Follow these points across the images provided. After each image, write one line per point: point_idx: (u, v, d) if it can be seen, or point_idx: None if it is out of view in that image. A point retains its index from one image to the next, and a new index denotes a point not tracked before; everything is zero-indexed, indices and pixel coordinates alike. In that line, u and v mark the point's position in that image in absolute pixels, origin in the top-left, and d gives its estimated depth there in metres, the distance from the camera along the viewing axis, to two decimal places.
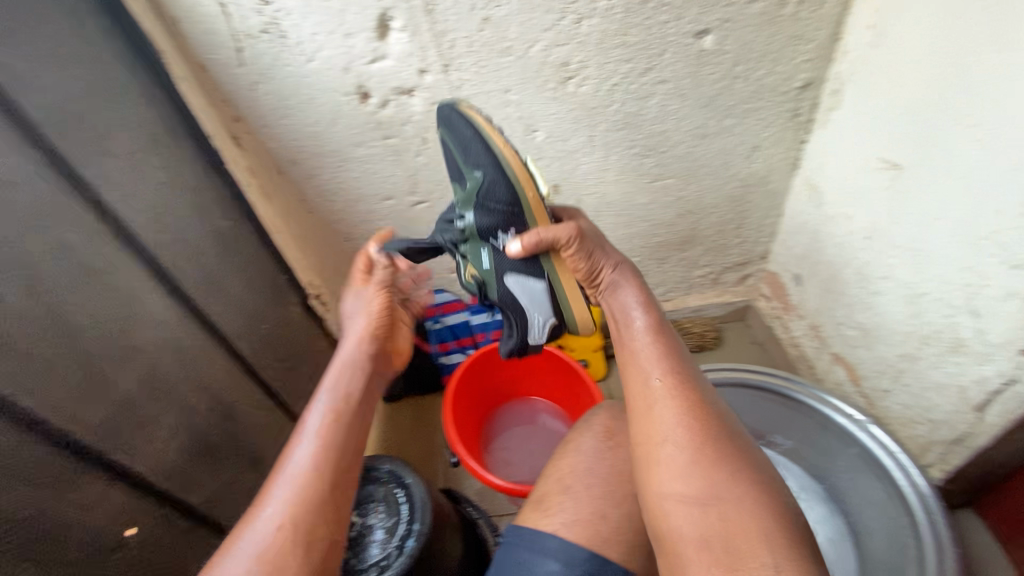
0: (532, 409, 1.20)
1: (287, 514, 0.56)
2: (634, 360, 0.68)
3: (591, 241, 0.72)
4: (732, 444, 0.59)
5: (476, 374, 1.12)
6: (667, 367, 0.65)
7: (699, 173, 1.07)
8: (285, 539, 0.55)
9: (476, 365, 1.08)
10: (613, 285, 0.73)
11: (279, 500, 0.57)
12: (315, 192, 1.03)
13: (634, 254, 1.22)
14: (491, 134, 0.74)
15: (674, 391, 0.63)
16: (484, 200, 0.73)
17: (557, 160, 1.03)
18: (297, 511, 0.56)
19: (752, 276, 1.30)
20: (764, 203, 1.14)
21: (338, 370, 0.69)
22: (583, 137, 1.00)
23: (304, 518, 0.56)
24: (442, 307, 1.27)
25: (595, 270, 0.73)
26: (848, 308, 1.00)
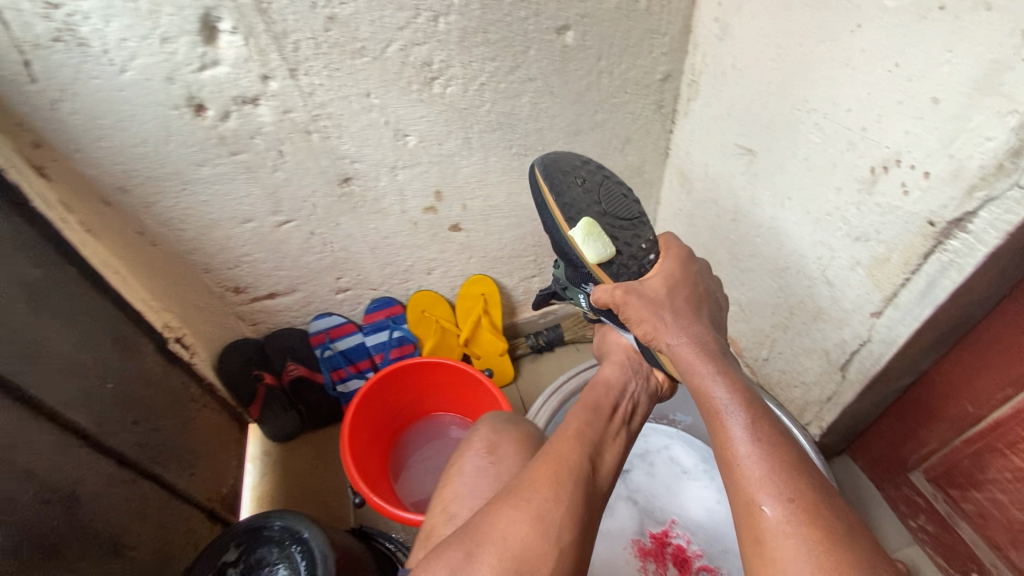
0: (441, 424, 1.14)
1: (521, 527, 0.50)
2: (770, 427, 0.55)
3: (641, 305, 0.70)
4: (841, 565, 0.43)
5: (375, 399, 1.03)
6: (779, 481, 0.50)
7: None
8: (509, 547, 0.49)
9: (373, 393, 1.00)
10: (688, 370, 0.65)
11: (512, 509, 0.52)
12: (157, 221, 0.89)
13: (528, 254, 1.21)
14: (554, 216, 0.77)
15: (791, 511, 0.47)
16: (562, 256, 0.80)
17: (434, 166, 0.98)
18: (523, 526, 0.50)
19: None
20: (643, 193, 1.18)
21: (584, 422, 0.63)
22: (459, 140, 0.95)
23: (501, 535, 0.50)
24: (331, 332, 1.17)
25: (652, 336, 0.69)
26: (726, 286, 1.06)
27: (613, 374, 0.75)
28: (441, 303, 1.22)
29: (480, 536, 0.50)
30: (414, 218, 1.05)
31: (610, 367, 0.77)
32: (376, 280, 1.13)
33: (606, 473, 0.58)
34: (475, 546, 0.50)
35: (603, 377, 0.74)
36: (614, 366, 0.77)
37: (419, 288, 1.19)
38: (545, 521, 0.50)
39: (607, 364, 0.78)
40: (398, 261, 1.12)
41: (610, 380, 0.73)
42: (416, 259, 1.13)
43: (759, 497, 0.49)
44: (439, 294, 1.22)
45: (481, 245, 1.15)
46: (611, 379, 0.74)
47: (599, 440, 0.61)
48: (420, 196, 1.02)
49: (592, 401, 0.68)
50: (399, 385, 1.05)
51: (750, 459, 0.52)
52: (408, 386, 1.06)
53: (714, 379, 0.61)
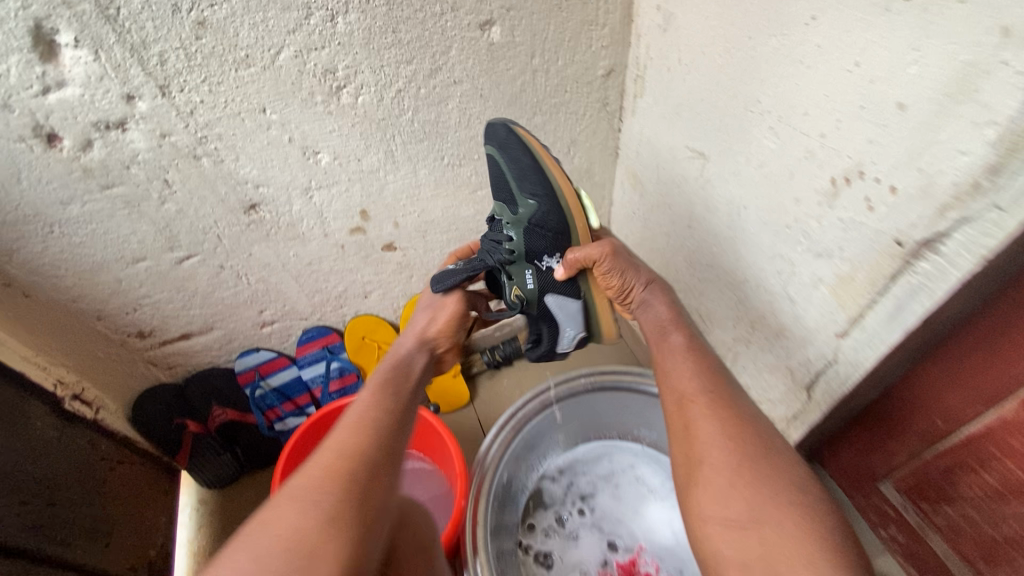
0: (412, 474, 1.12)
1: (315, 505, 0.50)
2: (722, 392, 0.63)
3: (621, 263, 0.74)
4: (769, 491, 0.54)
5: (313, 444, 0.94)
6: (720, 419, 0.60)
7: None
8: (302, 540, 0.48)
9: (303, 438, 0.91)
10: (653, 335, 0.72)
11: (307, 478, 0.53)
12: (25, 270, 0.76)
13: None
14: (550, 174, 0.77)
15: (738, 454, 0.57)
16: (537, 224, 0.77)
17: (356, 183, 0.87)
18: (321, 498, 0.51)
19: None
20: (594, 195, 1.09)
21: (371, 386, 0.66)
22: (380, 153, 0.84)
23: (282, 516, 0.50)
24: (260, 369, 1.05)
25: (626, 289, 0.76)
26: (685, 295, 0.99)
27: (409, 348, 0.77)
28: (385, 327, 1.11)
29: (268, 521, 0.50)
30: (340, 241, 0.94)
31: (420, 312, 0.82)
32: (305, 310, 1.02)
33: (398, 427, 0.61)
34: (261, 539, 0.49)
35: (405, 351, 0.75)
36: (424, 312, 0.82)
37: (357, 314, 1.08)
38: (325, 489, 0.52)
39: (408, 328, 0.81)
40: (328, 288, 1.01)
41: (409, 354, 0.76)
42: (349, 284, 1.02)
43: (701, 446, 0.59)
44: (381, 317, 1.11)
45: (421, 263, 1.05)
46: (417, 336, 0.78)
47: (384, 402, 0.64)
48: (343, 218, 0.90)
49: (398, 364, 0.71)
50: None
51: (714, 406, 0.61)
52: None
53: (689, 341, 0.70)
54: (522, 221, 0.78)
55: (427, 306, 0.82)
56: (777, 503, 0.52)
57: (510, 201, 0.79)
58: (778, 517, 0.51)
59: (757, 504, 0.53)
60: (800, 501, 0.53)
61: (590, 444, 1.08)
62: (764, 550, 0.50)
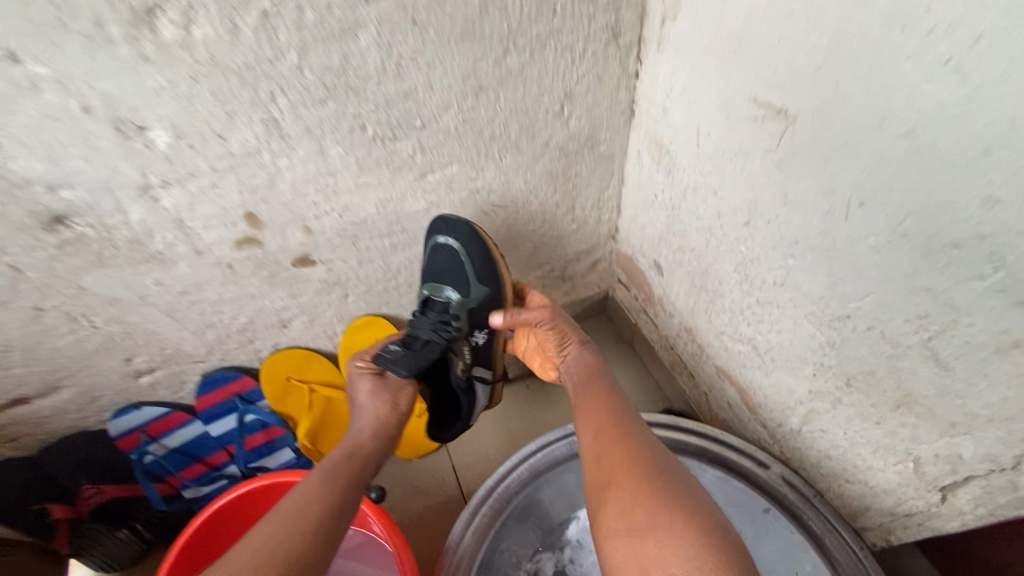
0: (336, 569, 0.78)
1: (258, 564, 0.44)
2: (644, 440, 0.53)
3: (554, 320, 0.71)
4: (682, 534, 0.43)
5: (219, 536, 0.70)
6: (642, 453, 0.52)
7: (491, 150, 0.66)
8: None
9: (215, 526, 0.68)
10: (575, 385, 0.66)
11: (279, 520, 0.49)
12: None
13: None
14: (486, 253, 0.71)
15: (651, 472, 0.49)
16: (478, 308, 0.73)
17: (225, 174, 0.55)
18: (286, 542, 0.46)
19: (603, 262, 0.96)
20: (598, 171, 0.78)
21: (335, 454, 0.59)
22: (256, 125, 0.52)
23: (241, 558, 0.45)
24: (148, 429, 0.77)
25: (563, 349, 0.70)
26: (730, 317, 0.69)
27: (359, 427, 0.63)
28: (318, 362, 0.82)
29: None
30: (223, 259, 0.63)
31: (365, 394, 0.65)
32: (196, 350, 0.73)
33: (360, 475, 0.57)
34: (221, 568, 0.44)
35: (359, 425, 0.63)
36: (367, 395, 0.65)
37: (275, 349, 0.79)
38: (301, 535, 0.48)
39: (355, 404, 0.66)
40: (223, 320, 0.71)
41: (369, 418, 0.63)
42: (254, 312, 0.72)
43: (619, 492, 0.49)
44: (312, 349, 0.82)
45: (357, 278, 0.74)
46: (369, 417, 0.63)
47: (339, 477, 0.55)
48: (219, 225, 0.59)
49: (365, 427, 0.63)
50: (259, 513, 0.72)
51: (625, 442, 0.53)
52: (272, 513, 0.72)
53: (610, 386, 0.63)
54: (469, 307, 0.72)
55: (372, 385, 0.65)
56: (690, 551, 0.42)
57: (460, 283, 0.71)
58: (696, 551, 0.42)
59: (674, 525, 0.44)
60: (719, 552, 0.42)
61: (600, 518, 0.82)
62: None
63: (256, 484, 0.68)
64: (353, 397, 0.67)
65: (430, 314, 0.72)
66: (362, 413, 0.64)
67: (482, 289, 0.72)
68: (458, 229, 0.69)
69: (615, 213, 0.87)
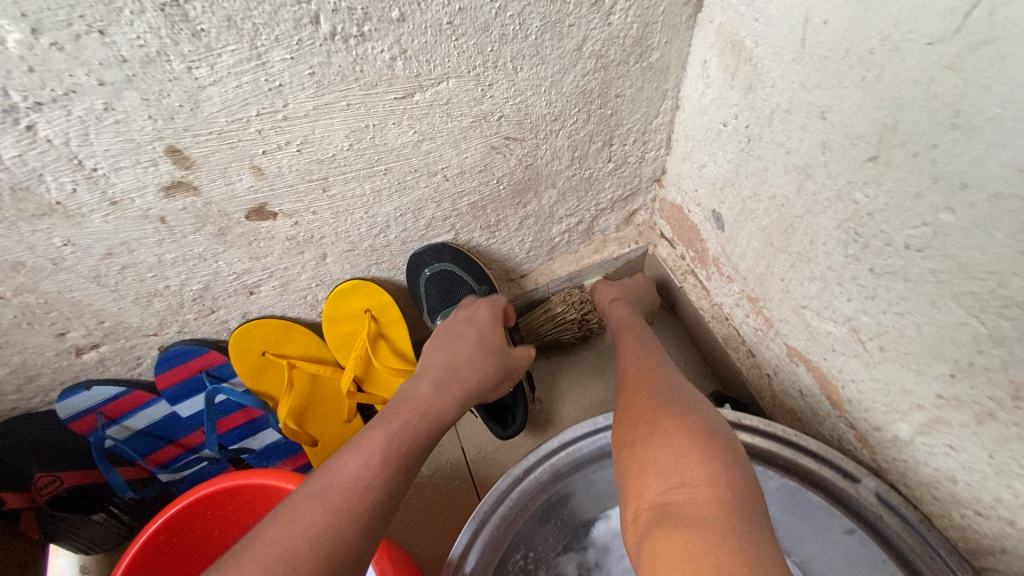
0: None
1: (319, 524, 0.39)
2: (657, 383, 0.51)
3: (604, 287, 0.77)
4: (683, 438, 0.42)
5: (181, 545, 0.58)
6: (661, 377, 0.52)
7: (501, 58, 0.48)
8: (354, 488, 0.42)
9: (177, 531, 0.57)
10: (616, 331, 0.67)
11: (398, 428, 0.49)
12: None
13: (435, 231, 0.65)
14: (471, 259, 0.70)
15: (672, 391, 0.49)
16: None
17: (123, 91, 0.39)
18: (354, 490, 0.42)
19: (641, 211, 0.78)
20: (644, 92, 0.59)
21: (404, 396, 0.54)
22: (152, 14, 0.35)
23: (305, 508, 0.40)
24: (106, 410, 0.66)
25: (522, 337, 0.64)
26: (821, 288, 0.51)
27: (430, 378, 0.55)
28: (297, 334, 0.69)
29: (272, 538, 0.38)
30: (151, 210, 0.48)
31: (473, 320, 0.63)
32: (146, 323, 0.60)
33: (465, 391, 0.56)
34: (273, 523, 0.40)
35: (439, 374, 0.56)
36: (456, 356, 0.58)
37: (243, 319, 0.65)
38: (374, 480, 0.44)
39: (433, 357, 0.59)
40: (172, 287, 0.57)
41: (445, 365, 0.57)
42: (210, 277, 0.58)
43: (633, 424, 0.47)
44: (289, 318, 0.68)
45: (335, 234, 0.59)
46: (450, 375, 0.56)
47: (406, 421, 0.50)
48: (133, 165, 0.44)
49: (440, 373, 0.55)
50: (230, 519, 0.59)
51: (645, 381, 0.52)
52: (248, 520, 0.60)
53: (639, 341, 0.62)
54: None
55: (461, 350, 0.59)
56: (689, 453, 0.40)
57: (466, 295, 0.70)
58: (700, 453, 0.40)
59: (685, 431, 0.42)
60: (722, 459, 0.40)
61: None
62: (677, 506, 0.37)
63: (224, 488, 0.56)
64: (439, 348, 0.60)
65: None
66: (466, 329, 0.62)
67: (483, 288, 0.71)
68: (449, 253, 0.68)
69: (661, 148, 0.68)
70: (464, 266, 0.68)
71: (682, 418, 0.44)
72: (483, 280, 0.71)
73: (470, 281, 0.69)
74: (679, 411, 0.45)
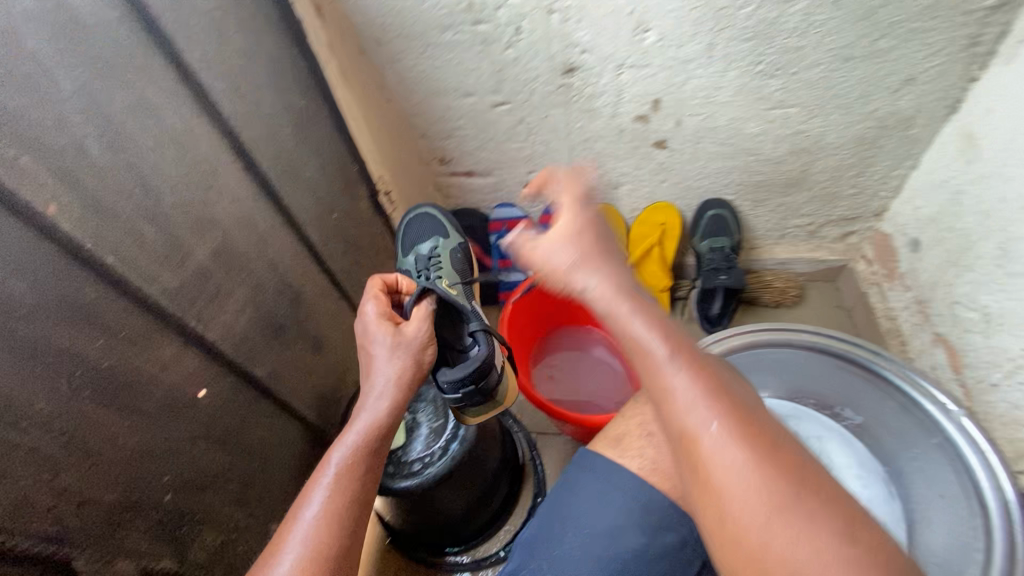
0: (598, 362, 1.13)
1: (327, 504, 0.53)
2: None
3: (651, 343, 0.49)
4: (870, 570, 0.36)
5: (539, 297, 1.06)
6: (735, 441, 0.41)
7: (827, 105, 0.91)
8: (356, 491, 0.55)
9: (544, 289, 1.05)
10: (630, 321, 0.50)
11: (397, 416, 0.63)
12: (395, 78, 0.93)
13: (728, 190, 1.09)
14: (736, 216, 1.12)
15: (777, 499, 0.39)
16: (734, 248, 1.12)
17: (664, 70, 0.88)
18: (362, 456, 0.58)
19: (855, 234, 1.15)
20: (898, 150, 0.97)
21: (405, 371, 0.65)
22: (701, 44, 0.84)
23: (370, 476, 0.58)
24: (508, 223, 1.21)
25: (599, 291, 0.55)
26: (975, 287, 0.88)
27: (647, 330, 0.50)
28: (618, 222, 1.18)
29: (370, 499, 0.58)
30: (622, 125, 0.98)
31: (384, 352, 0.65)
32: None
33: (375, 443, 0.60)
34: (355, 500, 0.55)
35: (709, 470, 0.41)
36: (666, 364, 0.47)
37: (599, 201, 1.16)
38: (343, 501, 0.54)
39: (699, 379, 0.45)
40: (590, 167, 1.08)
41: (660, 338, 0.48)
42: (609, 169, 1.08)
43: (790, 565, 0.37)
44: (618, 212, 1.18)
45: (680, 170, 1.06)
46: (646, 383, 0.48)
47: (403, 341, 0.66)
48: (636, 102, 0.94)
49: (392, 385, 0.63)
50: (564, 290, 1.08)
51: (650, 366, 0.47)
52: (572, 294, 1.08)
53: (692, 427, 0.43)
54: (731, 248, 1.12)
55: (643, 314, 0.51)
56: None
57: (728, 234, 1.11)
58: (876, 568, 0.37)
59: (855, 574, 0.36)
60: None
61: (778, 402, 0.99)
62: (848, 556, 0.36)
63: None
64: (702, 448, 0.42)
65: (717, 256, 1.12)
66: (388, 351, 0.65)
67: (737, 235, 1.12)
68: (726, 207, 1.12)
69: (891, 192, 1.05)
70: (732, 216, 1.11)
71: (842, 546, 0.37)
72: (740, 230, 1.12)
73: (732, 227, 1.11)
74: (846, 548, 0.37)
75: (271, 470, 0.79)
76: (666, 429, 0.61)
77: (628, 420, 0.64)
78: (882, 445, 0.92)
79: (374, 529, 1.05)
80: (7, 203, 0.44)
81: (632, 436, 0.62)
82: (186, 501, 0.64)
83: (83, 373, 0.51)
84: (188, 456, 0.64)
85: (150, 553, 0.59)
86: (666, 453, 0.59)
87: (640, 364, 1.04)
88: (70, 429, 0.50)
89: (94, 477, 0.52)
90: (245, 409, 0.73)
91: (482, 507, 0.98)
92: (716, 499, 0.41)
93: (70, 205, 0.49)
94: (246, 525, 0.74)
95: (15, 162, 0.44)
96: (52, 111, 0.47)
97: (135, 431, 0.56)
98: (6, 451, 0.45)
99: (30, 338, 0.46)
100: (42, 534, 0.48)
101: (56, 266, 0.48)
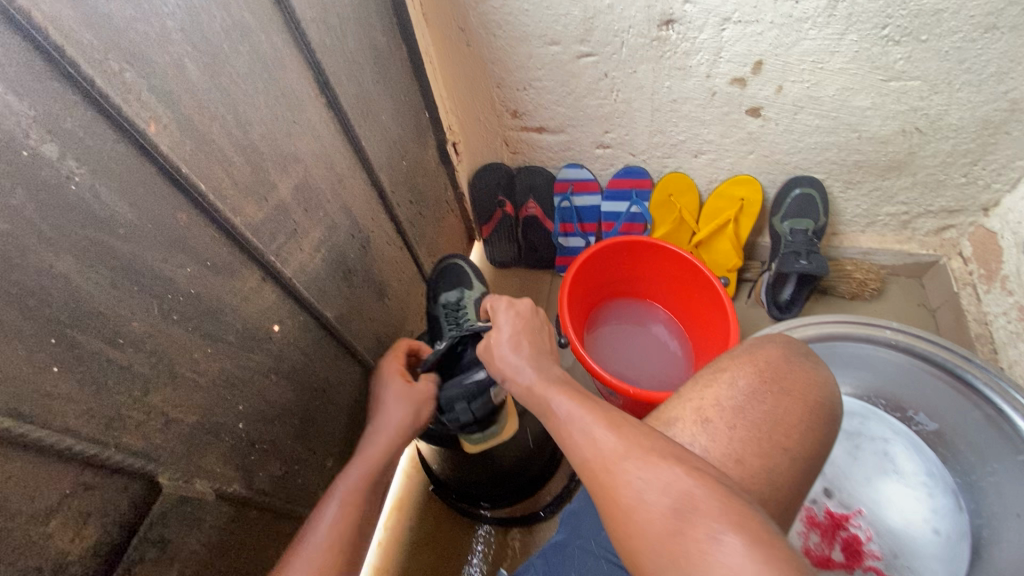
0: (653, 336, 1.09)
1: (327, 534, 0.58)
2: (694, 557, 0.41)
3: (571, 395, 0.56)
4: (727, 524, 0.41)
5: (597, 266, 1.01)
6: (615, 442, 0.48)
7: (955, 80, 0.82)
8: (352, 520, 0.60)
9: (603, 258, 1.00)
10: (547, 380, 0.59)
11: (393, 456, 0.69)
12: (478, 20, 0.88)
13: (819, 169, 1.01)
14: (825, 196, 1.03)
15: (661, 492, 0.44)
16: (820, 231, 1.05)
17: (774, 28, 0.80)
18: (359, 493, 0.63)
19: (955, 229, 1.06)
20: None
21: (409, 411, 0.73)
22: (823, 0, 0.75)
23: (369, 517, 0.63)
24: (575, 184, 1.16)
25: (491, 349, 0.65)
26: None
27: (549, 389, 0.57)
28: (692, 194, 1.12)
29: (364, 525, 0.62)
30: (715, 87, 0.91)
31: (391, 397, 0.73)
32: (638, 146, 1.06)
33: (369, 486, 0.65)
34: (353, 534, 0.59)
35: (613, 493, 0.46)
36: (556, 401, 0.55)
37: (675, 170, 1.09)
38: (347, 513, 0.61)
39: (595, 417, 0.51)
40: (671, 131, 1.01)
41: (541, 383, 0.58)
42: (692, 135, 1.01)
43: (671, 540, 0.42)
44: (694, 183, 1.11)
45: (771, 142, 0.98)
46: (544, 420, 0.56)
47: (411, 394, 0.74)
48: (736, 63, 0.86)
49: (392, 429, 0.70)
50: (624, 261, 1.03)
51: (558, 403, 0.55)
52: (633, 264, 1.03)
53: (584, 439, 0.50)
54: (817, 230, 1.05)
55: (560, 386, 0.57)
56: (711, 538, 0.41)
57: (814, 215, 1.04)
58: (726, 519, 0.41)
59: (723, 524, 0.41)
60: (745, 543, 0.40)
61: (846, 398, 0.93)
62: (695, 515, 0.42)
63: (645, 242, 0.97)
64: (613, 475, 0.47)
65: (800, 238, 1.05)
66: (395, 396, 0.73)
67: (824, 217, 1.04)
68: (815, 186, 1.03)
69: (1008, 185, 0.95)
70: (822, 197, 1.03)
71: (711, 510, 0.42)
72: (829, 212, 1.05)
73: (821, 208, 1.04)
74: (713, 511, 0.42)
75: (332, 409, 0.81)
76: (723, 416, 0.55)
77: (684, 401, 0.58)
78: (957, 455, 0.87)
79: (418, 475, 1.08)
80: (113, 118, 0.43)
81: (686, 420, 0.56)
82: (256, 431, 0.65)
83: (173, 298, 0.51)
84: (260, 388, 0.65)
85: (224, 476, 0.61)
86: (724, 442, 0.54)
87: (703, 340, 1.01)
88: (160, 351, 0.51)
89: (178, 399, 0.53)
90: (312, 348, 0.74)
91: (527, 467, 0.98)
92: (623, 516, 0.45)
93: (169, 126, 0.48)
94: (307, 459, 0.76)
95: (121, 76, 0.43)
96: (156, 26, 0.46)
97: (216, 359, 0.57)
98: (104, 365, 0.46)
99: (128, 258, 0.46)
100: (132, 449, 0.49)
101: (154, 188, 0.48)
